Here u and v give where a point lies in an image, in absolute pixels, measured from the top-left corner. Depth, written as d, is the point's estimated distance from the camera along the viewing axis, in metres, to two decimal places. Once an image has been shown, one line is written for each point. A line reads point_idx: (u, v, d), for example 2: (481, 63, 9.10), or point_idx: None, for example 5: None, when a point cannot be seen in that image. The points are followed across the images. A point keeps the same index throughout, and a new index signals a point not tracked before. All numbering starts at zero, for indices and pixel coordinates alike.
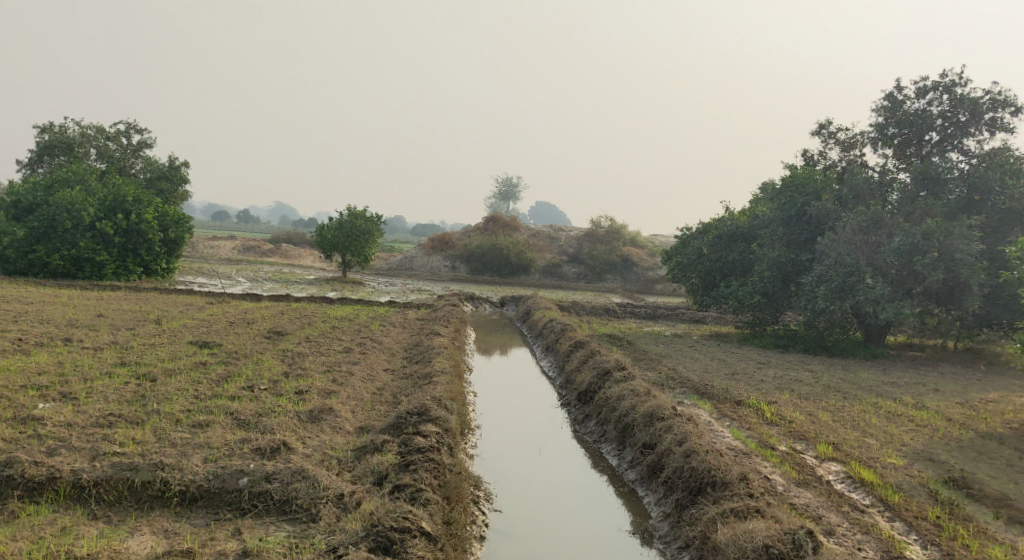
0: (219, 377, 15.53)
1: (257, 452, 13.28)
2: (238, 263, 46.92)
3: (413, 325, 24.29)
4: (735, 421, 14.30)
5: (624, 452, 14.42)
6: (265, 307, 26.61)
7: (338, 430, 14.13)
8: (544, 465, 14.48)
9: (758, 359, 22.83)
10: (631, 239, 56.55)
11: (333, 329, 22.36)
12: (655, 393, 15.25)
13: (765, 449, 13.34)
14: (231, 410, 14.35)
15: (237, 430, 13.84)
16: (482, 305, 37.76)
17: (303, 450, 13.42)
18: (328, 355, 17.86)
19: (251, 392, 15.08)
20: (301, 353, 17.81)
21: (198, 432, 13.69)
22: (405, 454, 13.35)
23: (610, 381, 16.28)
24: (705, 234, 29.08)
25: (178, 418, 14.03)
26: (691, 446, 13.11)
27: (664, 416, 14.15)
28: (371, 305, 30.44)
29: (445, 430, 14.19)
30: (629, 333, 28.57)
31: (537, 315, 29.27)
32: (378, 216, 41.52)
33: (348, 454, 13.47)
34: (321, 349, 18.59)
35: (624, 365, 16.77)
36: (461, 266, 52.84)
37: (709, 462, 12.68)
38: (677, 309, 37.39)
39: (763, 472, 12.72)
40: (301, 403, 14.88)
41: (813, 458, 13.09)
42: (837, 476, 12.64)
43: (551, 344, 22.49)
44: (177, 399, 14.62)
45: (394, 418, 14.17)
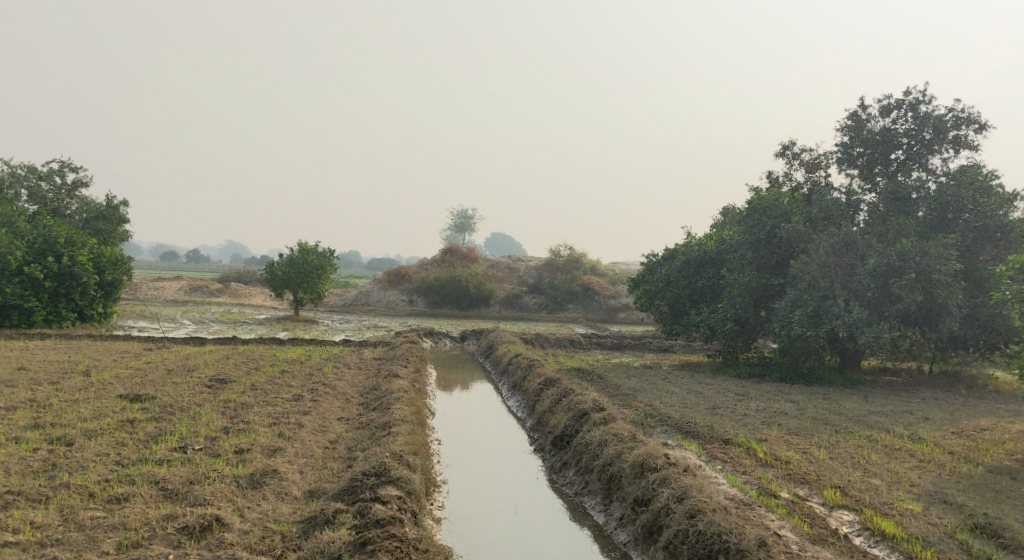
0: (147, 438, 13.86)
1: (184, 533, 11.67)
2: (184, 305, 44.92)
3: (369, 365, 22.72)
4: (728, 465, 13.02)
5: (613, 508, 12.99)
6: (210, 352, 24.88)
7: (283, 497, 12.56)
8: (522, 525, 13.04)
9: (736, 390, 21.65)
10: (591, 267, 55.50)
11: (282, 374, 20.74)
12: (642, 437, 13.85)
13: (769, 498, 12.06)
14: (156, 478, 12.71)
15: (162, 503, 12.22)
16: (442, 340, 36.25)
17: (240, 526, 11.85)
18: (274, 405, 16.27)
19: (183, 454, 13.45)
20: (245, 403, 16.20)
21: (114, 510, 12.02)
22: (361, 528, 11.83)
23: (588, 423, 14.86)
24: (671, 260, 27.99)
25: (92, 493, 12.36)
26: (695, 505, 11.65)
27: (658, 467, 12.73)
28: (324, 345, 28.79)
29: (406, 491, 12.68)
30: (597, 366, 27.29)
31: (500, 350, 27.90)
32: (331, 251, 39.86)
33: (295, 529, 11.92)
34: (267, 398, 16.98)
35: (602, 405, 15.36)
36: (419, 300, 51.32)
37: (718, 524, 11.26)
38: (644, 338, 36.21)
39: (773, 528, 11.39)
40: (240, 464, 13.28)
41: (822, 507, 11.83)
42: (854, 528, 11.40)
43: (518, 382, 21.09)
44: (94, 467, 12.93)
45: (348, 481, 12.66)
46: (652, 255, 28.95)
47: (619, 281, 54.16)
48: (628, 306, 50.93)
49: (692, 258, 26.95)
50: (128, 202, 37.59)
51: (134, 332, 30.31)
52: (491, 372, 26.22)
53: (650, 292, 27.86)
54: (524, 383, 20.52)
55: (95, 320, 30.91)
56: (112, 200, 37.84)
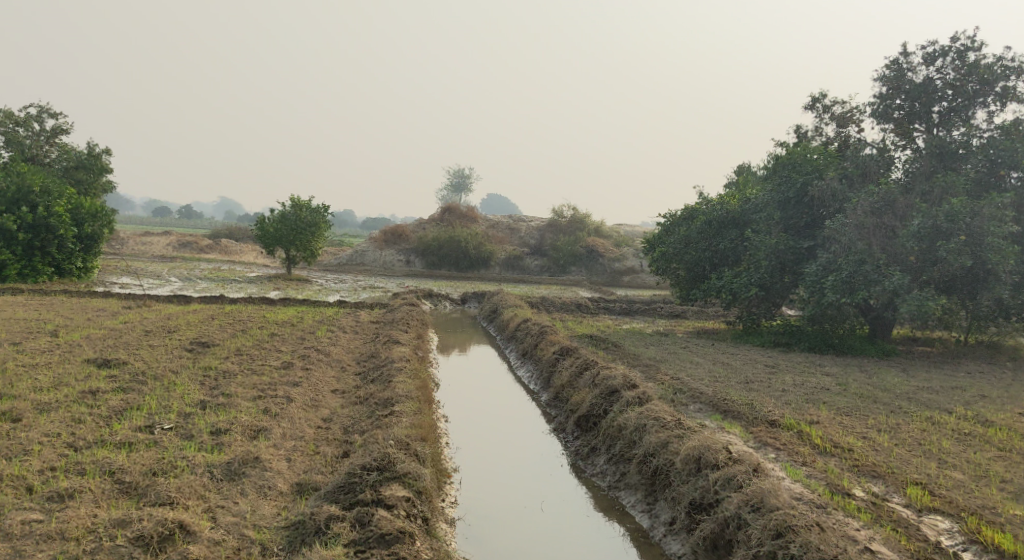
0: (111, 415, 12.18)
1: (137, 544, 9.97)
2: (171, 261, 43.03)
3: (366, 330, 20.95)
4: (786, 456, 11.51)
5: (659, 508, 11.42)
6: (194, 312, 23.06)
7: (265, 494, 10.92)
8: (550, 529, 11.45)
9: (765, 361, 19.98)
10: (595, 229, 53.70)
11: (271, 337, 18.95)
12: (688, 424, 12.23)
13: (845, 500, 10.63)
14: (112, 469, 11.00)
15: (114, 502, 10.53)
16: (442, 302, 34.48)
17: (210, 534, 10.19)
18: (260, 374, 14.53)
19: (149, 435, 11.75)
20: (226, 373, 14.45)
21: (55, 510, 10.33)
22: (364, 543, 10.18)
23: (619, 402, 13.21)
24: (690, 220, 26.15)
25: (31, 487, 10.65)
26: (779, 519, 10.09)
27: (717, 465, 11.14)
28: (318, 306, 26.99)
29: (413, 491, 11.02)
30: (609, 332, 25.58)
31: (504, 314, 26.20)
32: (324, 207, 37.98)
33: (278, 540, 10.24)
34: (252, 365, 15.24)
35: (631, 380, 13.71)
36: (416, 260, 49.50)
37: (818, 547, 9.72)
38: (654, 303, 34.50)
39: (863, 542, 9.97)
40: (215, 451, 11.58)
41: (910, 512, 10.45)
42: (955, 540, 10.06)
43: (528, 352, 19.42)
44: (39, 453, 11.22)
45: (344, 478, 10.94)
46: (668, 215, 27.12)
47: (623, 243, 52.32)
48: (632, 270, 49.02)
49: (712, 218, 25.13)
50: (111, 152, 35.59)
51: (114, 289, 28.47)
52: (496, 339, 24.51)
53: (667, 255, 26.06)
54: (535, 352, 18.84)
55: (73, 275, 29.09)
56: (94, 148, 35.83)
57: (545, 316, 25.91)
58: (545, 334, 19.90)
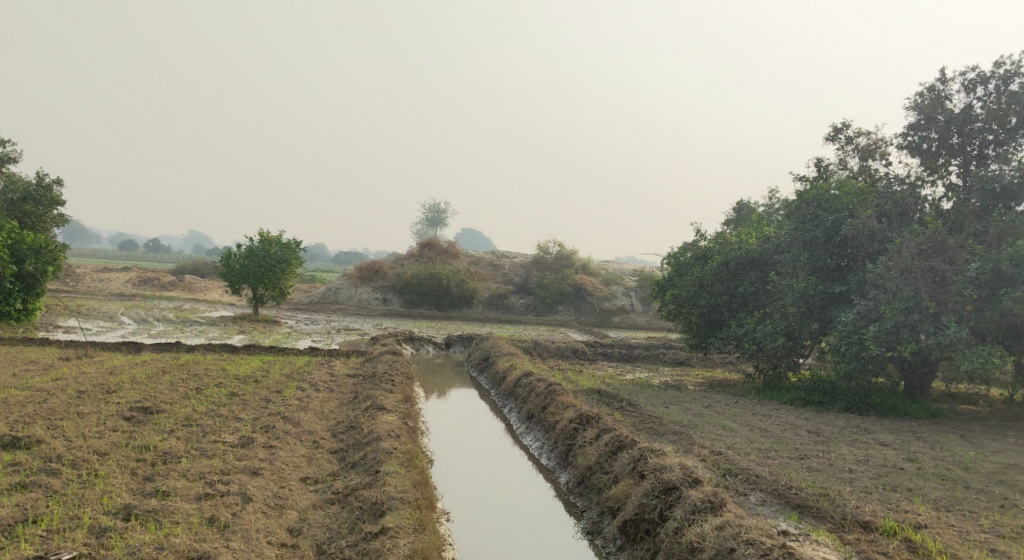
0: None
1: None
2: (129, 300, 39.93)
3: (343, 388, 18.08)
4: None
5: None
6: (142, 364, 20.09)
7: None
8: None
9: (804, 425, 17.48)
10: (583, 266, 51.12)
11: (228, 398, 16.08)
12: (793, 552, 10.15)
13: None
14: None
15: None
16: (424, 347, 31.60)
17: None
18: (214, 458, 12.02)
19: None
20: (168, 456, 11.97)
21: None
22: None
23: (682, 509, 11.06)
24: (704, 261, 23.49)
25: None
26: None
27: None
28: (289, 355, 24.12)
29: None
30: (614, 384, 22.89)
31: (499, 363, 23.41)
32: (296, 241, 35.13)
33: None
34: (204, 441, 12.50)
35: (691, 474, 11.54)
36: (394, 299, 46.58)
37: None
38: (655, 348, 31.85)
39: None
40: None
41: None
42: None
43: (534, 414, 16.77)
44: None
45: None
46: (678, 252, 24.53)
47: (612, 281, 49.83)
48: (622, 310, 46.98)
49: (731, 257, 22.43)
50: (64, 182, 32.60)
51: (58, 335, 25.42)
52: (492, 393, 21.73)
53: (679, 298, 23.38)
54: (543, 413, 16.22)
55: (15, 319, 25.89)
56: (44, 178, 32.83)
57: (544, 367, 23.20)
58: (551, 390, 17.23)
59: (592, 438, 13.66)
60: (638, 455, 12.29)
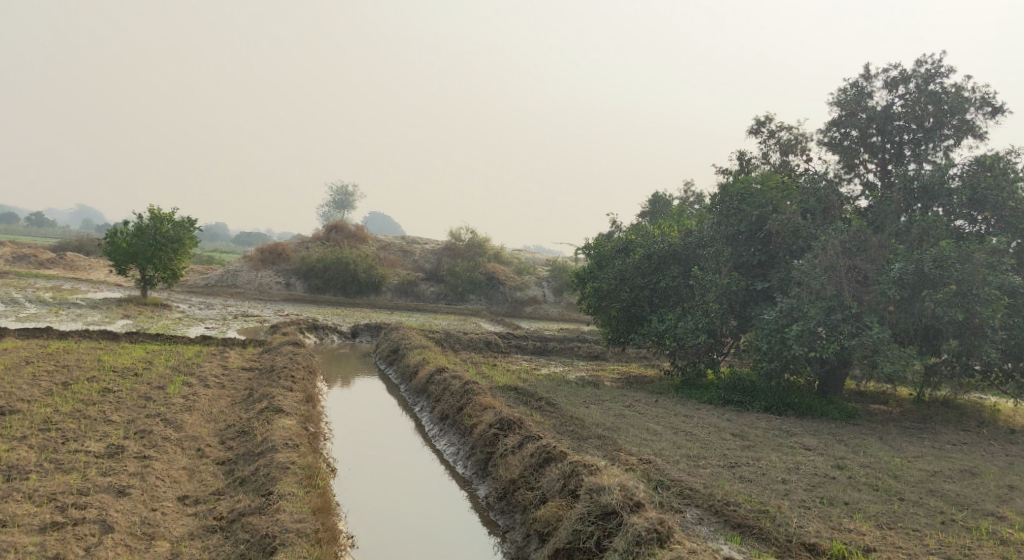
0: None
1: None
2: (3, 278, 37.10)
3: (239, 384, 16.56)
4: None
5: None
6: (7, 355, 18.13)
7: None
8: None
9: (726, 426, 16.67)
10: (495, 254, 49.94)
11: (102, 398, 14.43)
12: None
13: None
14: None
15: None
16: (329, 336, 29.98)
17: None
18: (71, 474, 10.91)
19: None
20: (14, 471, 10.78)
21: None
22: None
23: (620, 539, 10.15)
24: (626, 253, 22.61)
25: None
26: None
27: None
28: (177, 345, 22.31)
29: None
30: (528, 379, 21.83)
31: (410, 357, 22.09)
32: (190, 220, 32.95)
33: None
34: (58, 453, 11.36)
35: (634, 495, 10.61)
36: (298, 284, 44.59)
37: None
38: (571, 341, 30.93)
39: None
40: None
41: None
42: None
43: (450, 417, 15.54)
44: None
45: None
46: (599, 243, 23.60)
47: (525, 270, 48.83)
48: (534, 300, 46.21)
49: (653, 250, 21.60)
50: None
51: None
52: (402, 389, 20.40)
53: (599, 292, 22.46)
54: (459, 416, 15.00)
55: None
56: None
57: (456, 361, 22.00)
58: (468, 390, 16.01)
59: (515, 447, 12.54)
60: (569, 471, 11.25)
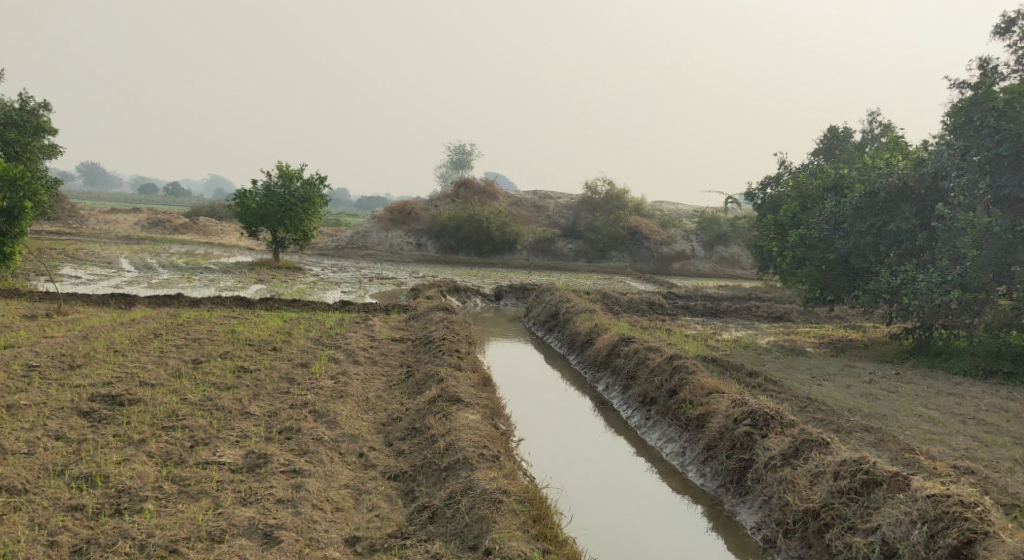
0: None
1: None
2: (134, 242, 35.82)
3: (394, 364, 13.71)
4: None
5: None
6: (131, 327, 15.79)
7: None
8: None
9: (1018, 410, 12.82)
10: (636, 206, 46.02)
11: (238, 381, 11.78)
12: None
13: None
14: None
15: None
16: (472, 299, 27.05)
17: None
18: (197, 503, 8.76)
19: None
20: (124, 502, 8.71)
21: None
22: None
23: None
24: (837, 192, 19.02)
25: None
26: None
27: None
28: (316, 313, 19.71)
29: None
30: (722, 348, 18.29)
31: (578, 323, 18.82)
32: (321, 177, 30.52)
33: None
34: (182, 469, 9.23)
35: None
36: (430, 244, 41.96)
37: None
38: (743, 301, 27.09)
39: None
40: None
41: None
42: None
43: (653, 403, 12.23)
44: None
45: None
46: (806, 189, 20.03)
47: (669, 223, 44.85)
48: (683, 255, 42.26)
49: (878, 187, 17.76)
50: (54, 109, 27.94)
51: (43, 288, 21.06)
52: (575, 363, 17.17)
53: (807, 240, 18.95)
54: (669, 401, 11.77)
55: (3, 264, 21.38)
56: (28, 103, 28.42)
57: (634, 328, 18.60)
58: (668, 366, 12.56)
59: (785, 459, 9.85)
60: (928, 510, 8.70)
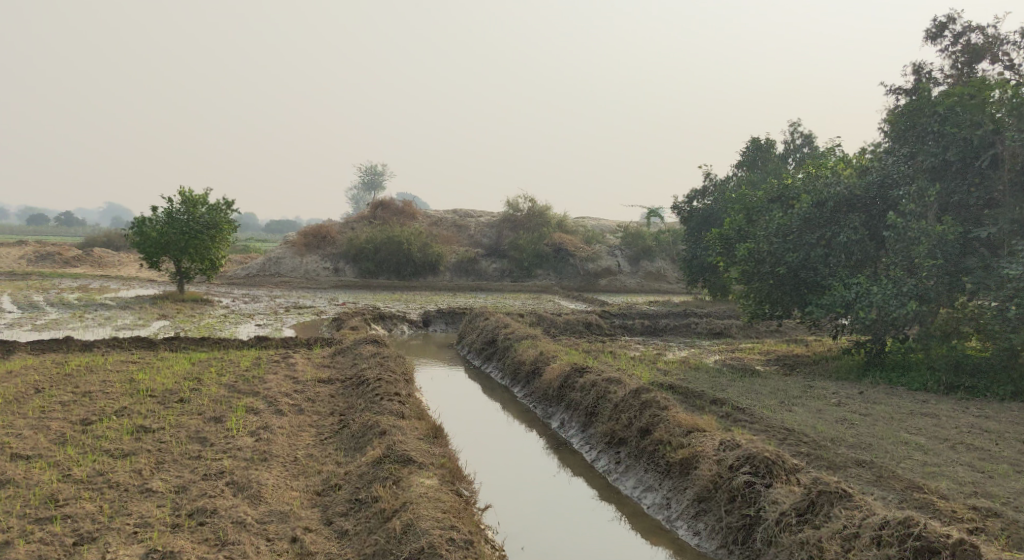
0: None
1: None
2: (22, 279, 33.12)
3: (324, 414, 12.19)
4: None
5: None
6: (11, 383, 13.86)
7: None
8: None
9: (999, 429, 12.03)
10: (559, 222, 45.07)
11: (136, 445, 10.35)
12: None
13: None
14: None
15: None
16: (398, 326, 25.45)
17: None
18: None
19: None
20: None
21: None
22: None
23: None
24: (782, 203, 18.02)
25: None
26: None
27: None
28: (227, 352, 17.95)
29: None
30: (672, 371, 17.24)
31: (521, 352, 17.54)
32: (226, 202, 28.54)
33: None
34: None
35: None
36: (347, 268, 40.12)
37: None
38: (681, 317, 26.22)
39: None
40: None
41: None
42: None
43: (624, 447, 11.14)
44: None
45: None
46: (750, 201, 19.20)
47: (593, 239, 44.03)
48: (609, 272, 41.55)
49: (826, 197, 16.80)
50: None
51: None
52: (522, 398, 15.93)
53: (756, 254, 17.82)
54: (644, 443, 10.81)
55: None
56: None
57: (580, 355, 17.38)
58: (635, 404, 11.48)
59: (801, 515, 8.81)
60: None
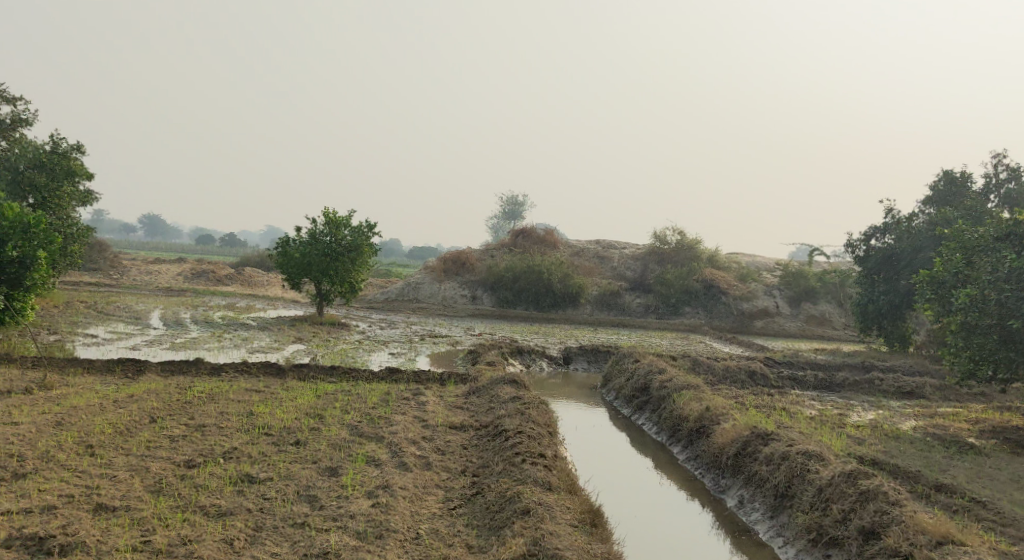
0: None
1: None
2: (173, 295, 33.13)
3: (455, 474, 10.24)
4: None
5: None
6: (125, 411, 12.50)
7: None
8: None
9: None
10: (710, 257, 42.10)
11: (232, 499, 9.17)
12: None
13: None
14: None
15: None
16: (537, 363, 23.38)
17: None
18: None
19: None
20: None
21: None
22: None
23: None
24: (1013, 244, 14.97)
25: None
26: None
27: None
28: (357, 385, 16.31)
29: None
30: (867, 440, 14.41)
31: (681, 405, 15.02)
32: (369, 225, 27.29)
33: None
34: None
35: None
36: (485, 297, 38.53)
37: None
38: (857, 370, 23.11)
39: None
40: None
41: None
42: None
43: (838, 552, 9.99)
44: None
45: None
46: (967, 237, 16.04)
47: (749, 276, 40.87)
48: (765, 313, 38.27)
49: None
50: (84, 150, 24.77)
51: (50, 353, 18.04)
52: (684, 462, 13.51)
53: (984, 301, 14.62)
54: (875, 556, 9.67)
55: (13, 320, 18.02)
56: (60, 143, 25.43)
57: (754, 415, 14.73)
58: (853, 497, 10.19)
59: None
60: None
